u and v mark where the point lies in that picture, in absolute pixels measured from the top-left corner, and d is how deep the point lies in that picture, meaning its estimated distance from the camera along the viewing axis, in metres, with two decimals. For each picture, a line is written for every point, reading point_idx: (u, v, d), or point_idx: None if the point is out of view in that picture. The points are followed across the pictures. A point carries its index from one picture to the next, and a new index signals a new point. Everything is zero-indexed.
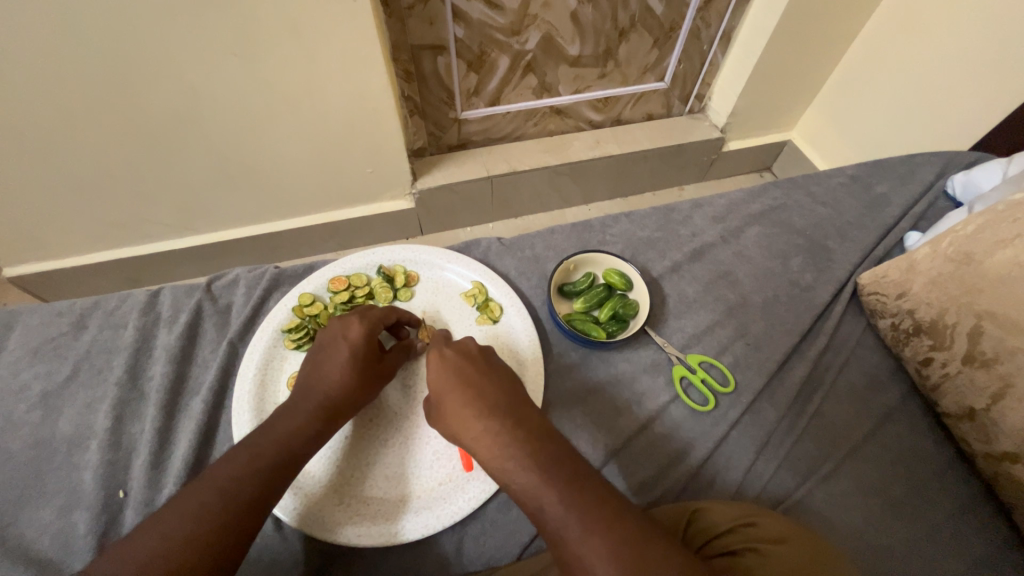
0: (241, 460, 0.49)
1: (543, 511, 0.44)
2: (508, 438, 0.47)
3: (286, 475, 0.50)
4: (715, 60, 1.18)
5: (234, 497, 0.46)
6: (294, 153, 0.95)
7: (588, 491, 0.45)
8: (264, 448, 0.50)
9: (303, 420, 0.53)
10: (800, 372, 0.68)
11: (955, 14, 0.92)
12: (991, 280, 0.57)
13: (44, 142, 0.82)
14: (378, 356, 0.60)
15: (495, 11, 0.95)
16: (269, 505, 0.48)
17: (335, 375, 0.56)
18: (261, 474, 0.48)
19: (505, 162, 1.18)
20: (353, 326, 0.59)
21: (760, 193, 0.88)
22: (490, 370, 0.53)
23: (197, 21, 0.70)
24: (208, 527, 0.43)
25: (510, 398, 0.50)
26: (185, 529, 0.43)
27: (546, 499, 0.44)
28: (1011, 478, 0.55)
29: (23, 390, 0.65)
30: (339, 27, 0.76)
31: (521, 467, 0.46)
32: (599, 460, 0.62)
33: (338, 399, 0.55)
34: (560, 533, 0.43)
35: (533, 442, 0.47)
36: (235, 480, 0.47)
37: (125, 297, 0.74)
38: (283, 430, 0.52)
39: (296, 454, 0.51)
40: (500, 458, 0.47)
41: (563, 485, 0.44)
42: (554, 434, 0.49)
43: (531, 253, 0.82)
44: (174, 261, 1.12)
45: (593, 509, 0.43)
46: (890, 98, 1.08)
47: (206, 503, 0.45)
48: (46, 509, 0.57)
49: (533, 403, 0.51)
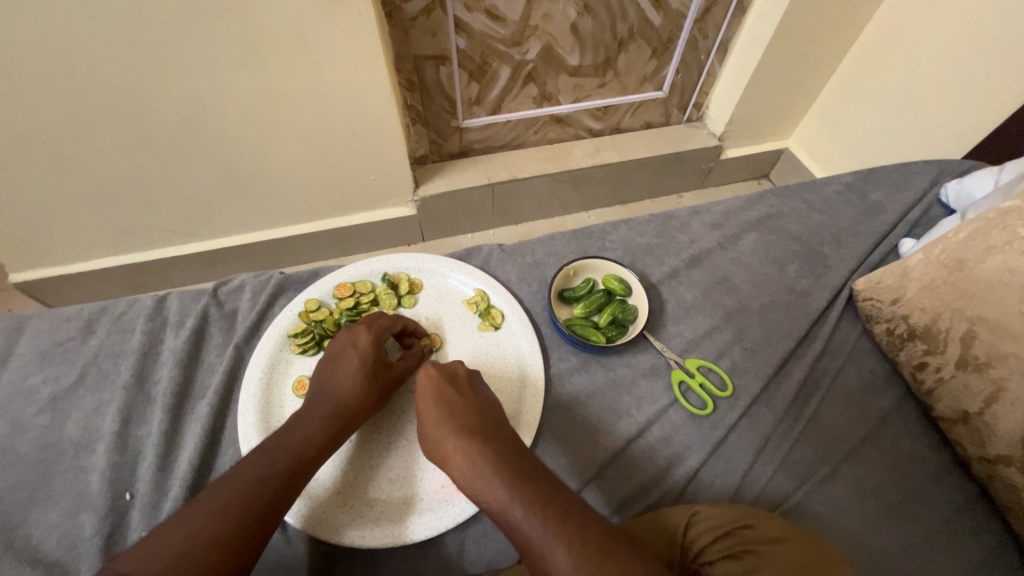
0: (257, 462, 0.50)
1: (511, 525, 0.45)
2: (479, 455, 0.49)
3: (301, 478, 0.51)
4: (713, 70, 1.20)
5: (254, 499, 0.47)
6: (299, 161, 0.97)
7: (551, 502, 0.45)
8: (280, 451, 0.51)
9: (320, 427, 0.54)
10: (797, 376, 0.69)
11: (947, 26, 0.94)
12: (982, 286, 0.58)
13: (54, 150, 0.83)
14: (388, 363, 0.61)
15: (496, 22, 0.97)
16: (284, 509, 0.49)
17: (348, 382, 0.58)
18: (280, 477, 0.49)
19: (506, 170, 1.19)
20: (361, 334, 0.61)
21: (757, 201, 0.90)
22: (465, 388, 0.56)
23: (207, 32, 0.72)
24: (229, 527, 0.45)
25: (487, 420, 0.53)
26: (209, 528, 0.44)
27: (510, 511, 0.45)
28: (1005, 480, 0.56)
29: (31, 394, 0.66)
30: (345, 39, 0.79)
31: (487, 482, 0.47)
32: (577, 484, 0.62)
33: (352, 405, 0.57)
34: (528, 546, 0.44)
35: (501, 458, 0.48)
36: (255, 481, 0.48)
37: (132, 302, 0.75)
38: (299, 434, 0.53)
39: (310, 458, 0.52)
40: (469, 474, 0.48)
41: (525, 497, 0.45)
42: (524, 452, 0.50)
43: (532, 259, 0.83)
44: (178, 267, 1.13)
45: (556, 519, 0.44)
46: (884, 108, 1.10)
47: (229, 504, 0.46)
48: (53, 511, 0.58)
49: (505, 423, 0.54)
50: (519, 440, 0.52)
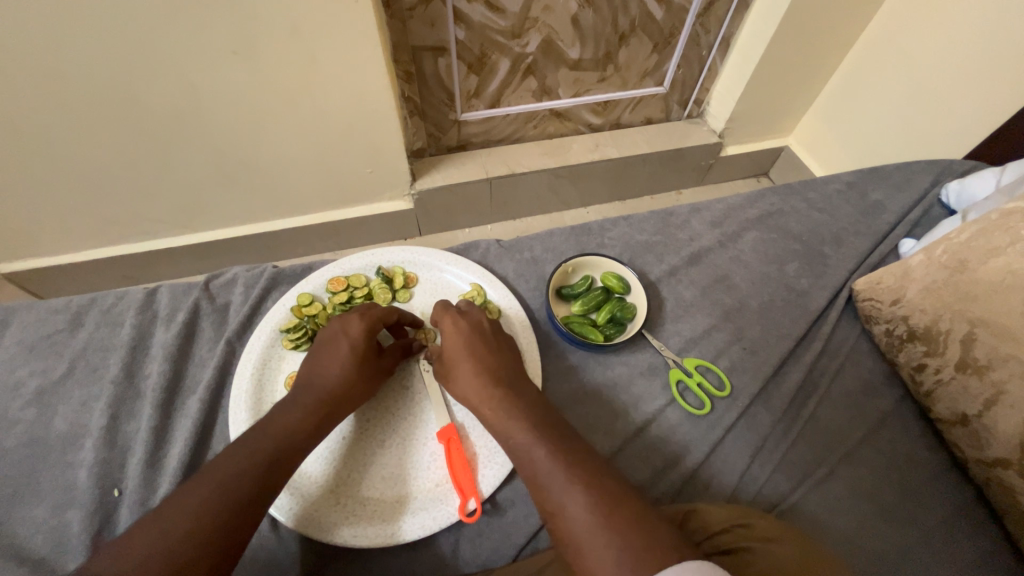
0: (237, 454, 0.48)
1: (531, 461, 0.48)
2: (508, 399, 0.53)
3: (282, 471, 0.50)
4: (714, 66, 1.19)
5: (234, 491, 0.46)
6: (294, 154, 0.95)
7: (571, 449, 0.49)
8: (262, 443, 0.50)
9: (302, 415, 0.53)
10: (795, 377, 0.69)
11: (951, 24, 0.93)
12: (984, 287, 0.57)
13: (43, 139, 0.82)
14: (376, 354, 0.60)
15: (496, 14, 0.95)
16: (265, 504, 0.48)
17: (335, 371, 0.56)
18: (258, 470, 0.48)
19: (505, 164, 1.18)
20: (353, 323, 0.60)
21: (757, 199, 0.89)
22: (495, 341, 0.61)
23: (199, 21, 0.71)
24: (211, 523, 0.43)
25: (514, 374, 0.57)
26: (186, 523, 0.43)
27: (536, 454, 0.48)
28: (1003, 483, 0.56)
29: (17, 388, 0.65)
30: (341, 30, 0.77)
31: (513, 423, 0.51)
32: (609, 450, 0.63)
33: (337, 395, 0.55)
34: (545, 482, 0.46)
35: (529, 407, 0.53)
36: (235, 475, 0.47)
37: (122, 295, 0.73)
38: (282, 423, 0.52)
39: (293, 450, 0.51)
40: (497, 412, 0.52)
41: (550, 442, 0.49)
42: (548, 406, 0.55)
43: (530, 255, 0.82)
44: (171, 259, 1.12)
45: (580, 471, 0.46)
46: (886, 106, 1.09)
47: (208, 497, 0.45)
48: (40, 508, 0.57)
49: (528, 379, 0.58)
50: (541, 396, 0.56)
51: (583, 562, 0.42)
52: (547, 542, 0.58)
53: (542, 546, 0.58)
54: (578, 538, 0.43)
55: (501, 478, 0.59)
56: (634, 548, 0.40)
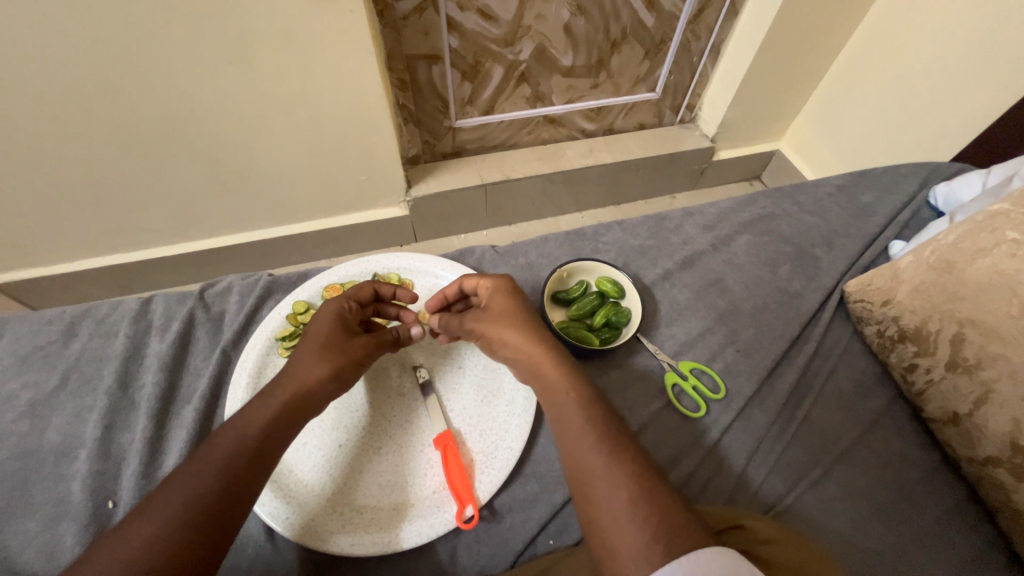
0: (201, 455, 0.47)
1: (571, 429, 0.49)
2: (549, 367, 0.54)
3: (254, 467, 0.48)
4: (705, 72, 1.20)
5: (198, 491, 0.44)
6: (290, 161, 0.96)
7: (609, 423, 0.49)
8: (223, 438, 0.48)
9: (269, 409, 0.51)
10: (789, 378, 0.70)
11: (937, 29, 0.95)
12: (970, 288, 0.58)
13: (38, 150, 0.82)
14: (348, 334, 0.59)
15: (489, 22, 0.96)
16: (240, 503, 0.46)
17: (299, 351, 0.56)
18: (221, 467, 0.46)
19: (500, 170, 1.19)
20: (321, 312, 0.61)
21: (749, 203, 0.90)
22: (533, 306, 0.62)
23: (193, 30, 0.71)
24: (175, 527, 0.42)
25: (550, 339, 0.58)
26: (151, 531, 0.41)
27: (573, 421, 0.49)
28: (995, 481, 0.56)
29: (10, 399, 0.64)
30: (335, 38, 0.78)
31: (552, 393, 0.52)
32: None
33: (299, 372, 0.54)
34: (582, 454, 0.47)
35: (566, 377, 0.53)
36: (197, 476, 0.45)
37: (116, 305, 0.73)
38: (247, 419, 0.50)
39: (262, 445, 0.49)
40: (540, 377, 0.54)
41: (587, 413, 0.49)
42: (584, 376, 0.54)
43: (526, 260, 0.83)
44: (166, 269, 1.12)
45: (615, 446, 0.47)
46: (875, 109, 1.10)
47: (173, 503, 0.43)
48: (33, 521, 0.56)
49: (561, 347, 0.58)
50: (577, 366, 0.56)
51: (614, 529, 0.42)
52: (543, 548, 0.58)
53: (540, 552, 0.58)
54: (610, 510, 0.43)
55: (498, 483, 0.59)
56: (665, 521, 0.41)
